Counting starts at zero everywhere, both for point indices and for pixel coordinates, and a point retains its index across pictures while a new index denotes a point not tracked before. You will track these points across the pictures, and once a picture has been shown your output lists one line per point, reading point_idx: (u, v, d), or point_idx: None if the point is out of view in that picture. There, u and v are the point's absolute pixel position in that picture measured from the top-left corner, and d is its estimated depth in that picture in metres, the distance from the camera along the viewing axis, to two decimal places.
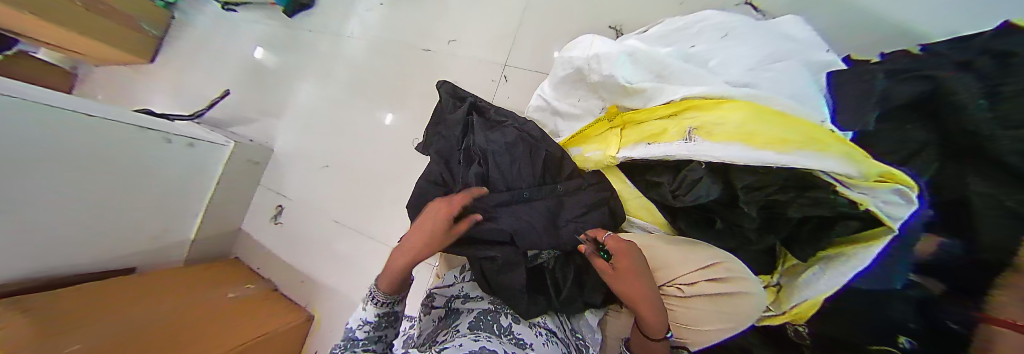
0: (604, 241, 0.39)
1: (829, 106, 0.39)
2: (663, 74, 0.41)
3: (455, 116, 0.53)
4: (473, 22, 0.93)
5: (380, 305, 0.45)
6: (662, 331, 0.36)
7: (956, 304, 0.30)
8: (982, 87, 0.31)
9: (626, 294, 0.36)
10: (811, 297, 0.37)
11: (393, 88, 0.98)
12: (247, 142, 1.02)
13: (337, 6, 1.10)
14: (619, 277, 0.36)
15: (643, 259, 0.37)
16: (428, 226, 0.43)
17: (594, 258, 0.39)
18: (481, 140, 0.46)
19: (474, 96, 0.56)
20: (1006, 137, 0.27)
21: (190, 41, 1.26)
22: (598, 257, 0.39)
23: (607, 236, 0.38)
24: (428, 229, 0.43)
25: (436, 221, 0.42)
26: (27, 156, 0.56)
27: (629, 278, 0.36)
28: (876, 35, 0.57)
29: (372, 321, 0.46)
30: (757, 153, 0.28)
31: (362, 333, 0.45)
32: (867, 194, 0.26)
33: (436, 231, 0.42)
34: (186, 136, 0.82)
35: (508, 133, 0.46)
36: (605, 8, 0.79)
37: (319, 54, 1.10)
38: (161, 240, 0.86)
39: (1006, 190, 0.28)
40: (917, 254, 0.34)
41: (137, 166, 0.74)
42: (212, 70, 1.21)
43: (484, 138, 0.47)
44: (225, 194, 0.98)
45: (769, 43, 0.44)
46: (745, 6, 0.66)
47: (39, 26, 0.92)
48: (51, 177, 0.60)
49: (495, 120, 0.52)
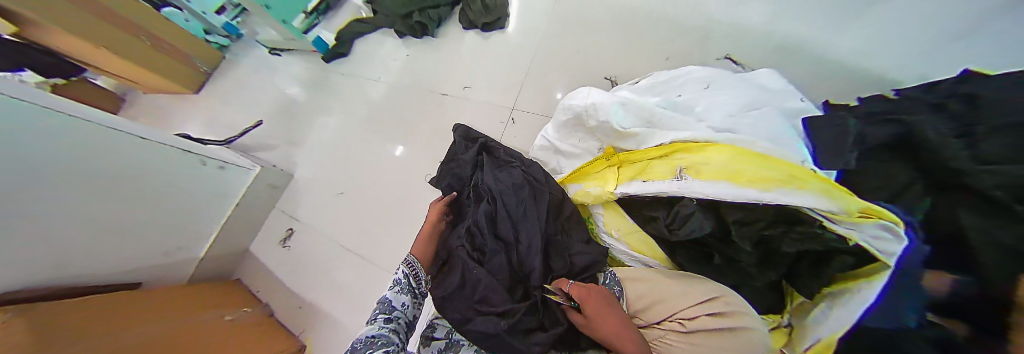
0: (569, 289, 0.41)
1: (809, 148, 0.43)
2: (654, 120, 0.46)
3: (470, 157, 0.59)
4: (486, 71, 1.05)
5: (410, 265, 0.50)
6: None
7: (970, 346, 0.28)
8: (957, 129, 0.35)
9: (605, 337, 0.35)
10: (825, 337, 0.37)
11: (410, 123, 1.07)
12: (270, 167, 1.08)
13: (367, 55, 1.26)
14: (592, 324, 0.37)
15: (612, 301, 0.38)
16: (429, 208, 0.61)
17: (571, 311, 0.41)
18: (492, 180, 0.52)
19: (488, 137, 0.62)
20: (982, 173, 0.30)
21: (234, 76, 1.41)
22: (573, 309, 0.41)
23: (570, 285, 0.41)
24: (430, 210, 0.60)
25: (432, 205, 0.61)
26: (81, 168, 0.60)
27: (600, 320, 0.36)
28: (855, 82, 0.64)
29: (403, 283, 0.48)
30: (741, 190, 0.32)
31: (393, 294, 0.46)
32: (853, 229, 0.28)
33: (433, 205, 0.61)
34: (219, 159, 0.88)
35: (516, 174, 0.51)
36: (605, 62, 0.89)
37: (346, 93, 1.23)
38: (177, 254, 0.84)
39: (996, 224, 0.29)
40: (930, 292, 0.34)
41: (176, 184, 0.78)
42: (247, 102, 1.33)
43: (494, 179, 0.52)
44: (241, 217, 1.00)
45: (745, 96, 0.50)
46: (726, 60, 0.76)
47: (103, 55, 1.08)
48: (97, 189, 0.63)
49: (506, 159, 0.56)
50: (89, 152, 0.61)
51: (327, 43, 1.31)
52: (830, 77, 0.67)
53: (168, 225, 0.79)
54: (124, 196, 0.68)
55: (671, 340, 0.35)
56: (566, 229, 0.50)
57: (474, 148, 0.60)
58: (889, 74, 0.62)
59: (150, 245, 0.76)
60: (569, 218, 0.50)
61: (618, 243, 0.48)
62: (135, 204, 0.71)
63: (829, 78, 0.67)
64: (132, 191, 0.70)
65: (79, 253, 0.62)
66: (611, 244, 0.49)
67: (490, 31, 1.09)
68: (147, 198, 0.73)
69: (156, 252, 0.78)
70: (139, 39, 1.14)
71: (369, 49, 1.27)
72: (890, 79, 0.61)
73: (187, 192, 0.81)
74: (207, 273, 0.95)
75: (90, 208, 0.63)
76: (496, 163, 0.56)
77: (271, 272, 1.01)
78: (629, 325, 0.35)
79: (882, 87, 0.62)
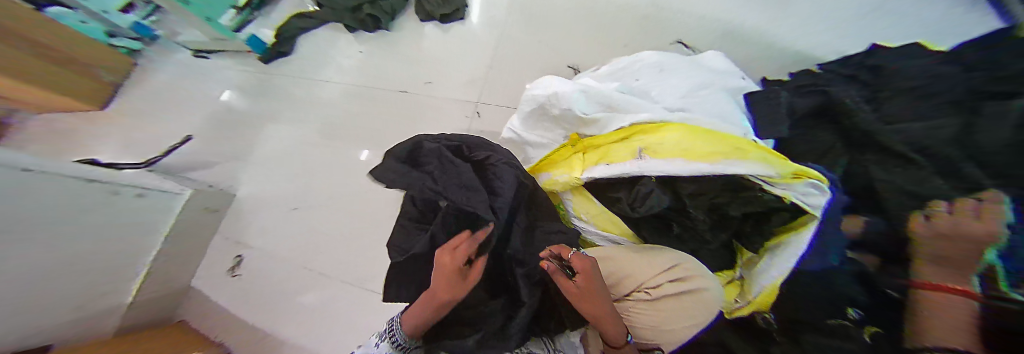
0: (571, 258, 0.35)
1: (751, 122, 0.50)
2: (615, 106, 0.48)
3: (453, 170, 0.44)
4: (446, 66, 1.01)
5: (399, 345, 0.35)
6: (621, 337, 0.36)
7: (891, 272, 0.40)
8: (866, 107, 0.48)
9: (593, 318, 0.34)
10: (767, 285, 0.41)
11: (372, 127, 1.00)
12: (205, 190, 0.98)
13: (314, 55, 1.15)
14: (580, 297, 0.34)
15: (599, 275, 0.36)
16: (440, 286, 0.32)
17: (556, 276, 0.35)
18: (493, 191, 0.44)
19: (458, 139, 0.50)
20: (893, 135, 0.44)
21: (153, 87, 1.22)
22: (561, 274, 0.35)
23: (573, 254, 0.35)
24: (449, 288, 0.32)
25: (449, 273, 0.32)
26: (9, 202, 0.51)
27: (586, 297, 0.34)
28: (787, 59, 0.75)
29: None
30: (695, 166, 0.34)
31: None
32: (787, 189, 0.33)
33: (457, 282, 0.32)
34: (136, 186, 0.77)
35: (508, 177, 0.44)
36: (566, 51, 0.91)
37: (292, 99, 1.12)
38: (111, 296, 0.72)
39: (904, 180, 0.42)
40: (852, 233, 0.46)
41: (98, 215, 0.68)
42: (172, 116, 1.15)
43: (495, 189, 0.44)
44: (173, 245, 0.88)
45: (694, 78, 0.54)
46: (679, 45, 0.82)
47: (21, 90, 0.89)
48: (29, 225, 0.54)
49: (489, 165, 0.47)
50: (10, 176, 0.52)
51: (265, 42, 1.15)
52: (766, 57, 0.76)
53: (100, 257, 0.68)
54: (55, 230, 0.59)
55: (641, 308, 0.41)
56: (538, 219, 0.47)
57: (442, 158, 0.45)
58: (813, 51, 0.73)
59: (87, 283, 0.65)
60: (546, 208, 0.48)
61: (589, 225, 0.48)
62: (68, 236, 0.61)
63: (766, 59, 0.76)
64: (63, 223, 0.61)
65: (41, 292, 0.55)
66: (582, 227, 0.50)
67: (448, 22, 1.05)
68: (75, 232, 0.63)
69: (95, 291, 0.67)
70: (55, 63, 0.94)
71: (315, 47, 1.16)
72: (813, 56, 0.73)
73: (115, 222, 0.72)
74: (147, 317, 0.84)
75: (40, 240, 0.55)
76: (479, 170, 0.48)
77: (221, 305, 0.93)
78: (609, 307, 0.34)
79: (807, 63, 0.73)
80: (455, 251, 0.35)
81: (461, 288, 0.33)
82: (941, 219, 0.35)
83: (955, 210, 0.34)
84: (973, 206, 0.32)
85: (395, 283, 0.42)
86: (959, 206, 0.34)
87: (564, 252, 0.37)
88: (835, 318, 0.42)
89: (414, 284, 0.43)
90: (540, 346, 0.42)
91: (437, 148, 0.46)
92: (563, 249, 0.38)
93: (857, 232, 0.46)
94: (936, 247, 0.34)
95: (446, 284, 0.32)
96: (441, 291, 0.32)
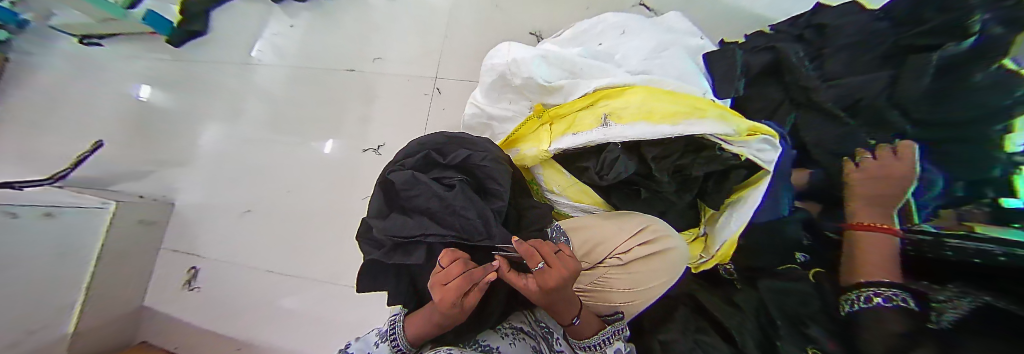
0: (532, 271, 0.27)
1: (710, 80, 0.51)
2: (575, 71, 0.45)
3: (448, 195, 0.31)
4: (396, 39, 0.93)
5: (397, 348, 0.32)
6: (571, 316, 0.33)
7: (830, 218, 0.45)
8: (808, 65, 0.51)
9: (552, 307, 0.31)
10: (728, 238, 0.42)
11: (326, 114, 0.91)
12: (133, 201, 0.84)
13: (245, 36, 1.03)
14: (535, 299, 0.29)
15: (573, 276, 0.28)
16: (447, 320, 0.27)
17: (509, 276, 0.28)
18: (497, 194, 0.35)
19: (420, 148, 0.35)
20: (831, 90, 0.48)
21: (30, 86, 1.00)
22: (513, 275, 0.28)
23: (540, 269, 0.27)
24: (449, 317, 0.27)
25: (445, 311, 0.25)
26: None
27: (544, 300, 0.29)
28: (739, 19, 0.75)
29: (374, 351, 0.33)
30: (658, 128, 0.31)
31: (353, 347, 0.34)
32: (743, 146, 0.32)
33: (457, 315, 0.26)
34: (37, 205, 0.64)
35: (507, 177, 0.34)
36: (526, 17, 0.86)
37: (223, 88, 1.00)
38: (39, 332, 0.63)
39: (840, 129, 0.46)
40: (802, 184, 0.50)
41: None
42: (66, 118, 0.97)
43: (496, 191, 0.35)
44: (112, 264, 0.78)
45: (655, 38, 0.52)
46: (640, 6, 0.80)
47: None
48: None
49: (479, 166, 0.35)
50: None
51: (171, 20, 1.01)
52: (721, 18, 0.77)
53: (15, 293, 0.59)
54: None
55: (615, 274, 0.42)
56: (517, 207, 0.41)
57: (426, 187, 0.31)
58: (765, 11, 0.73)
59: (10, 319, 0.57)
60: (522, 188, 0.43)
61: (560, 198, 0.46)
62: None
63: (721, 20, 0.77)
64: None
65: None
66: (555, 200, 0.47)
67: None
68: None
69: (16, 330, 0.58)
70: None
71: (235, 20, 1.04)
72: (766, 16, 0.73)
73: (15, 254, 0.60)
74: (96, 348, 0.77)
75: None
76: (467, 174, 0.36)
77: (184, 320, 0.87)
78: (569, 296, 0.30)
79: (761, 24, 0.74)
80: (441, 291, 0.24)
81: (467, 310, 0.28)
82: (868, 163, 0.40)
83: (879, 154, 0.39)
84: (892, 150, 0.39)
85: (368, 274, 0.34)
86: (879, 152, 0.40)
87: (532, 260, 0.27)
88: (787, 264, 0.48)
89: (390, 283, 0.35)
90: (520, 319, 0.42)
91: (411, 176, 0.31)
92: (542, 247, 0.28)
93: (802, 184, 0.50)
94: (878, 191, 0.38)
95: (454, 318, 0.27)
96: (446, 321, 0.28)
